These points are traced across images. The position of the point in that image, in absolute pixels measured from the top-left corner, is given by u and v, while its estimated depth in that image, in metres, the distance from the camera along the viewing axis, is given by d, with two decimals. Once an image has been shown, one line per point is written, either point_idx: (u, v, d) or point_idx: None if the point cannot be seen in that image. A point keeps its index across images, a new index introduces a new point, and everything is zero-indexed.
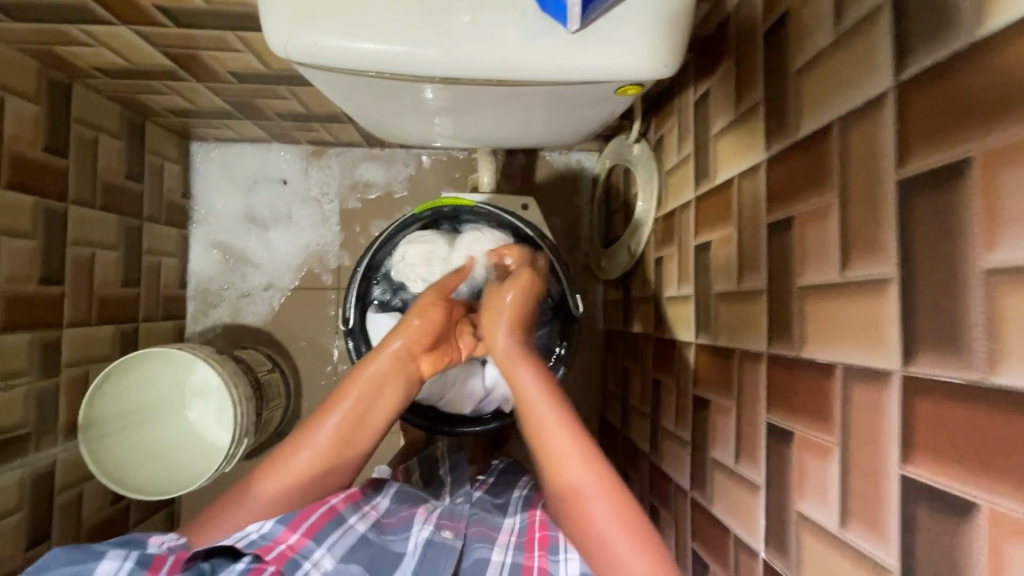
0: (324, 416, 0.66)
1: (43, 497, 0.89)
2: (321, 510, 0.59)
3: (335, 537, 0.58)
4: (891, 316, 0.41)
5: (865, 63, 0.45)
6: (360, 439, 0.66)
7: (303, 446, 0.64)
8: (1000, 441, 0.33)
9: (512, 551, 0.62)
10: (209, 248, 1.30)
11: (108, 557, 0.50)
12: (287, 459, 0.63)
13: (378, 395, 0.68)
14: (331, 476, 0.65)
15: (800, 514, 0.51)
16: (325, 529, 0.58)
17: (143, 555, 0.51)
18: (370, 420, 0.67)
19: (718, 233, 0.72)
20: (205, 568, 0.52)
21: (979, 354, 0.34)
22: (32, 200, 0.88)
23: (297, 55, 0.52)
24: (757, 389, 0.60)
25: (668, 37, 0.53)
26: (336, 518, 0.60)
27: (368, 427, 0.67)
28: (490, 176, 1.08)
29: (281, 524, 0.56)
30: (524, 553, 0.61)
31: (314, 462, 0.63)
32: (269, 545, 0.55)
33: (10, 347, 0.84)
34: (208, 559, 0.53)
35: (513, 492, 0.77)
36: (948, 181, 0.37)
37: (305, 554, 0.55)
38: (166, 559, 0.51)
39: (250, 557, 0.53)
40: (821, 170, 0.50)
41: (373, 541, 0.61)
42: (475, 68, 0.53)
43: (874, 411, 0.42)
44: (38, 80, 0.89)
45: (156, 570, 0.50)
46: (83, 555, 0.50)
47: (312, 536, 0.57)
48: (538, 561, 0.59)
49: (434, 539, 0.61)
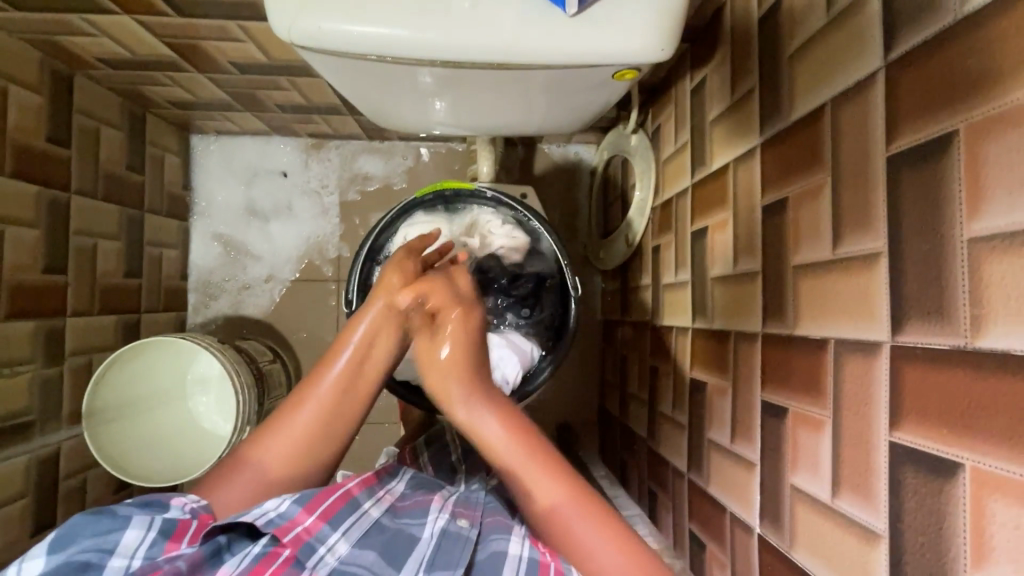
0: (319, 377, 0.61)
1: (48, 483, 0.90)
2: (336, 494, 0.55)
3: (349, 522, 0.53)
4: (881, 289, 0.42)
5: (855, 44, 0.47)
6: (359, 395, 0.62)
7: (303, 405, 0.59)
8: (984, 403, 0.34)
9: (532, 543, 0.53)
10: (209, 240, 1.31)
11: (131, 526, 0.48)
12: (288, 420, 0.59)
13: (369, 352, 0.62)
14: (339, 431, 0.60)
15: (794, 487, 0.53)
16: (340, 514, 0.53)
17: (167, 523, 0.49)
18: (366, 377, 0.62)
19: (714, 218, 0.74)
20: (223, 543, 0.49)
21: (963, 320, 0.36)
22: (36, 189, 0.89)
23: (300, 39, 0.53)
24: (753, 369, 0.61)
25: (664, 22, 0.54)
26: (351, 502, 0.55)
27: (365, 381, 0.62)
28: (489, 166, 1.09)
29: (298, 504, 0.52)
30: (543, 548, 0.53)
31: (317, 419, 0.59)
32: (285, 526, 0.50)
33: (14, 334, 0.85)
34: (226, 533, 0.50)
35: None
36: (934, 154, 0.38)
37: (320, 539, 0.51)
38: (190, 527, 0.50)
39: (267, 539, 0.50)
40: (814, 151, 0.51)
41: (387, 526, 0.56)
42: (475, 52, 0.54)
43: (864, 382, 0.44)
44: (40, 71, 0.90)
45: (179, 541, 0.48)
46: (107, 521, 0.48)
47: (327, 520, 0.52)
48: (560, 560, 0.51)
49: (449, 529, 0.55)
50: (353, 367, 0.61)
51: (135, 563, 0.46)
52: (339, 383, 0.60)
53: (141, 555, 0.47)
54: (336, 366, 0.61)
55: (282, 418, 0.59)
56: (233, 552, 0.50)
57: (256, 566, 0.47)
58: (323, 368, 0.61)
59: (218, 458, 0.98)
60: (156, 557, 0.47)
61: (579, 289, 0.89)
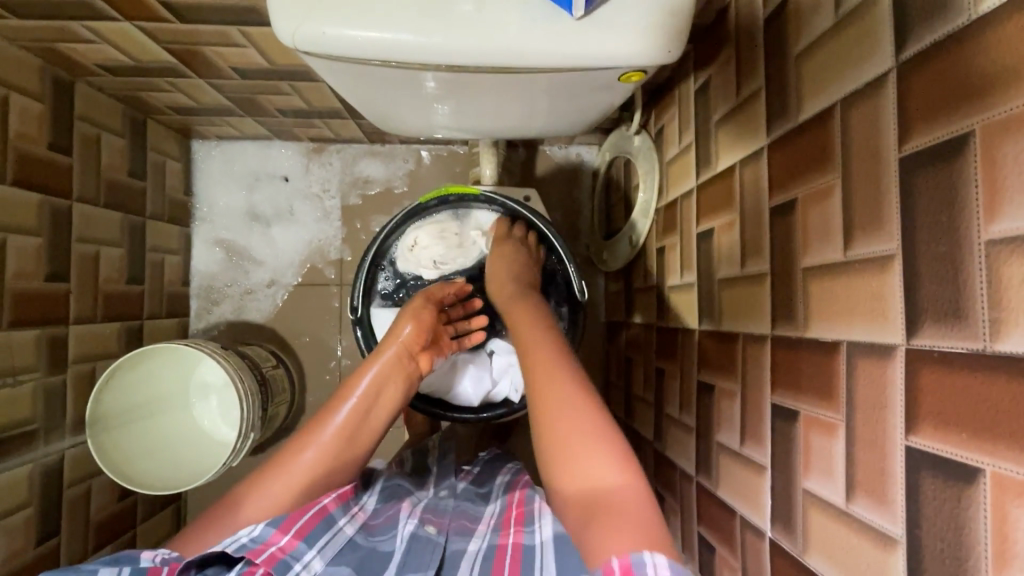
0: (325, 422, 0.66)
1: (52, 492, 0.90)
2: (310, 512, 0.58)
3: (324, 541, 0.57)
4: (894, 291, 0.42)
5: (865, 45, 0.46)
6: (360, 442, 0.67)
7: (308, 448, 0.63)
8: (1004, 408, 0.34)
9: (489, 535, 0.64)
10: (211, 245, 1.31)
11: None
12: (291, 462, 0.63)
13: (376, 399, 0.69)
14: (338, 477, 0.65)
15: (806, 491, 0.52)
16: (315, 532, 0.57)
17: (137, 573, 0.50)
18: (370, 424, 0.68)
19: (720, 220, 0.73)
20: None
21: (982, 323, 0.35)
22: (37, 197, 0.89)
23: (305, 45, 0.53)
24: (762, 372, 0.61)
25: (670, 23, 0.54)
26: (326, 519, 0.59)
27: (364, 432, 0.67)
28: (492, 169, 1.09)
29: (272, 525, 0.55)
30: (500, 533, 0.63)
31: (316, 465, 0.63)
32: (259, 548, 0.54)
33: (17, 343, 0.84)
34: (201, 570, 0.52)
35: (496, 479, 0.80)
36: (950, 155, 0.38)
37: (296, 556, 0.54)
38: None
39: (242, 562, 0.52)
40: (822, 153, 0.51)
41: (360, 544, 0.60)
42: (481, 56, 0.54)
43: (878, 385, 0.43)
44: (41, 78, 0.89)
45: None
46: None
47: (302, 539, 0.56)
48: (514, 537, 0.61)
49: (418, 534, 0.61)
50: (358, 414, 0.67)
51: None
52: (346, 423, 0.66)
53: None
54: (342, 413, 0.66)
55: (284, 460, 0.63)
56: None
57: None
58: (331, 411, 0.66)
59: (223, 465, 0.97)
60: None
61: (585, 290, 0.89)
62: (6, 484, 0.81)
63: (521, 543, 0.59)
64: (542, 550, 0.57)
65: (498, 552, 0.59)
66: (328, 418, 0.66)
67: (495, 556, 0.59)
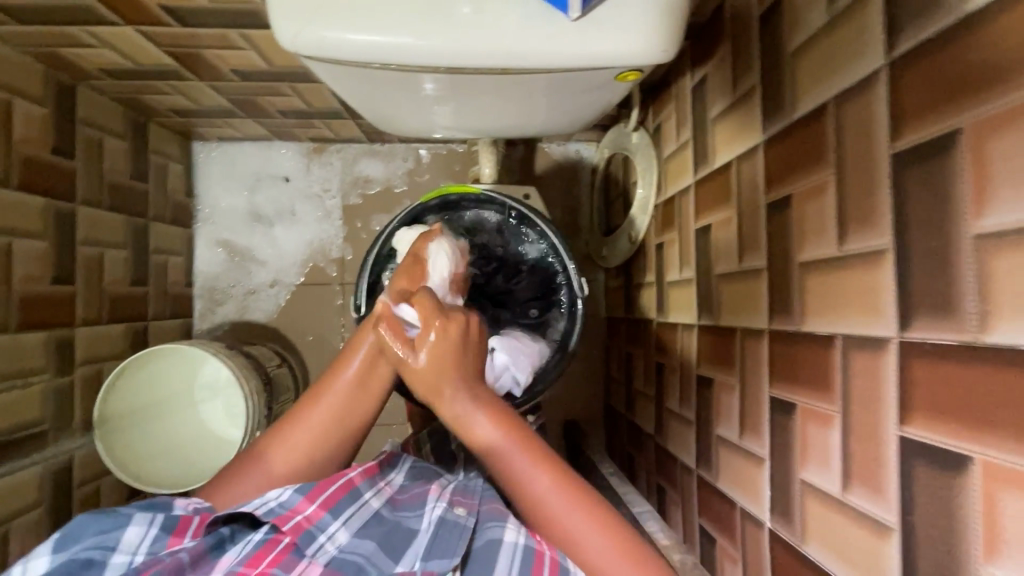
0: (335, 373, 0.65)
1: (62, 491, 0.91)
2: (336, 484, 0.59)
3: (350, 512, 0.59)
4: (887, 285, 0.43)
5: (858, 42, 0.47)
6: (372, 391, 0.65)
7: (316, 402, 0.64)
8: (992, 398, 0.35)
9: (528, 529, 0.57)
10: (214, 246, 1.32)
11: (133, 523, 0.54)
12: (304, 414, 0.64)
13: (374, 362, 0.65)
14: (352, 420, 0.65)
15: (804, 482, 0.53)
16: (340, 504, 0.58)
17: (168, 520, 0.55)
18: (379, 375, 0.66)
19: (717, 216, 0.74)
20: (225, 534, 0.56)
21: (971, 316, 0.36)
22: (42, 201, 0.90)
23: (306, 49, 0.54)
24: (760, 365, 0.62)
25: (666, 22, 0.55)
26: (352, 492, 0.60)
27: (376, 378, 0.65)
28: (491, 167, 1.10)
29: (299, 493, 0.57)
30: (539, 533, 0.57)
31: (329, 414, 0.64)
32: (286, 514, 0.56)
33: (26, 345, 0.86)
34: (228, 525, 0.56)
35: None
36: (940, 151, 0.38)
37: (321, 527, 0.56)
38: (190, 522, 0.56)
39: (268, 527, 0.56)
40: (817, 149, 0.52)
41: (385, 518, 0.61)
42: (480, 57, 0.54)
43: (873, 377, 0.44)
44: (43, 82, 0.90)
45: (181, 535, 0.54)
46: (110, 520, 0.54)
47: (327, 509, 0.57)
48: (552, 547, 0.55)
49: (446, 518, 0.59)
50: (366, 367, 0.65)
51: (138, 557, 0.52)
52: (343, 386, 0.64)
53: (143, 551, 0.53)
54: (344, 372, 0.65)
55: (298, 412, 0.64)
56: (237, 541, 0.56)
57: (258, 550, 0.54)
58: (339, 365, 0.65)
59: None
60: (158, 551, 0.53)
61: (583, 286, 0.90)
62: (17, 484, 0.82)
63: (558, 559, 0.54)
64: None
65: (534, 561, 0.54)
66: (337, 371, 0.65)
67: (532, 560, 0.54)
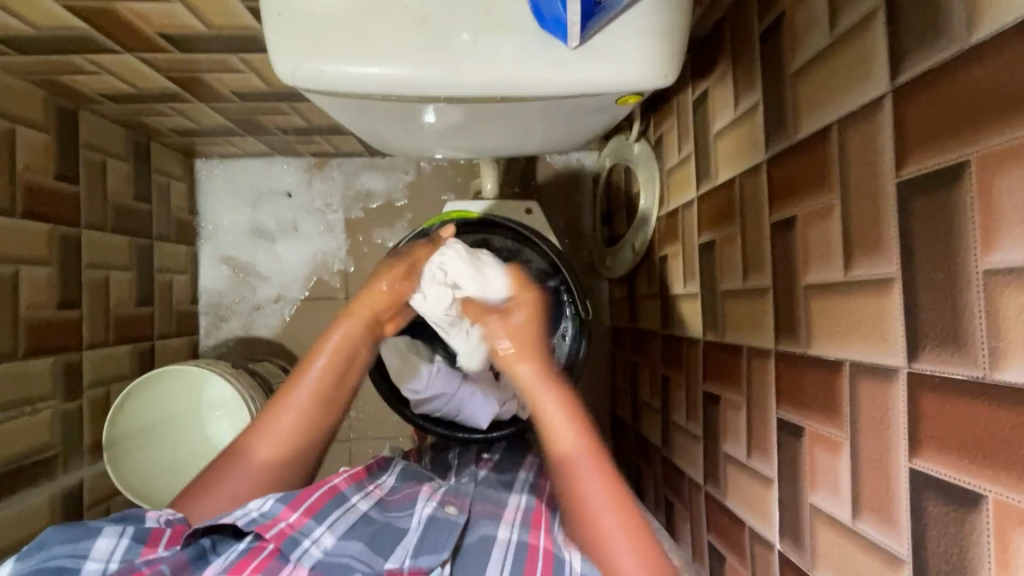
0: (297, 381, 0.68)
1: (73, 514, 0.92)
2: (322, 489, 0.61)
3: (335, 516, 0.60)
4: (894, 314, 0.42)
5: (861, 67, 0.46)
6: (339, 392, 0.70)
7: (280, 415, 0.67)
8: (1003, 436, 0.34)
9: (519, 529, 0.62)
10: (218, 263, 1.32)
11: (103, 535, 0.54)
12: (273, 422, 0.67)
13: (341, 365, 0.69)
14: (318, 429, 0.69)
15: (813, 507, 0.53)
16: (325, 509, 0.60)
17: (140, 531, 0.55)
18: (344, 381, 0.70)
19: (721, 231, 0.74)
20: (206, 545, 0.56)
21: (980, 351, 0.36)
22: (47, 227, 0.90)
23: (305, 82, 0.54)
24: (767, 385, 0.61)
25: (666, 48, 0.55)
26: (338, 497, 0.62)
27: (341, 383, 0.70)
28: (492, 181, 1.09)
29: (281, 502, 0.58)
30: (530, 532, 0.62)
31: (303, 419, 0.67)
32: (269, 523, 0.56)
33: (34, 372, 0.86)
34: (210, 536, 0.57)
35: (518, 471, 0.79)
36: (948, 182, 0.38)
37: (305, 532, 0.57)
38: (163, 533, 0.56)
39: (251, 535, 0.57)
40: (821, 173, 0.51)
41: (375, 519, 0.63)
42: (480, 84, 0.54)
43: (881, 407, 0.44)
44: (45, 108, 0.91)
45: (154, 545, 0.55)
46: (79, 531, 0.54)
47: (311, 515, 0.58)
48: (545, 542, 0.60)
49: (437, 515, 0.61)
50: (331, 374, 0.69)
51: (111, 566, 0.53)
52: (306, 392, 0.68)
53: (118, 558, 0.53)
54: (307, 381, 0.68)
55: (260, 427, 0.67)
56: (217, 553, 0.57)
57: (242, 559, 0.54)
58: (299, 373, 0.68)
59: None
60: (133, 559, 0.54)
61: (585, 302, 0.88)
62: (29, 509, 0.83)
63: (552, 550, 0.60)
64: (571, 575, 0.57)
65: (528, 553, 0.59)
66: (300, 379, 0.68)
67: (526, 557, 0.58)
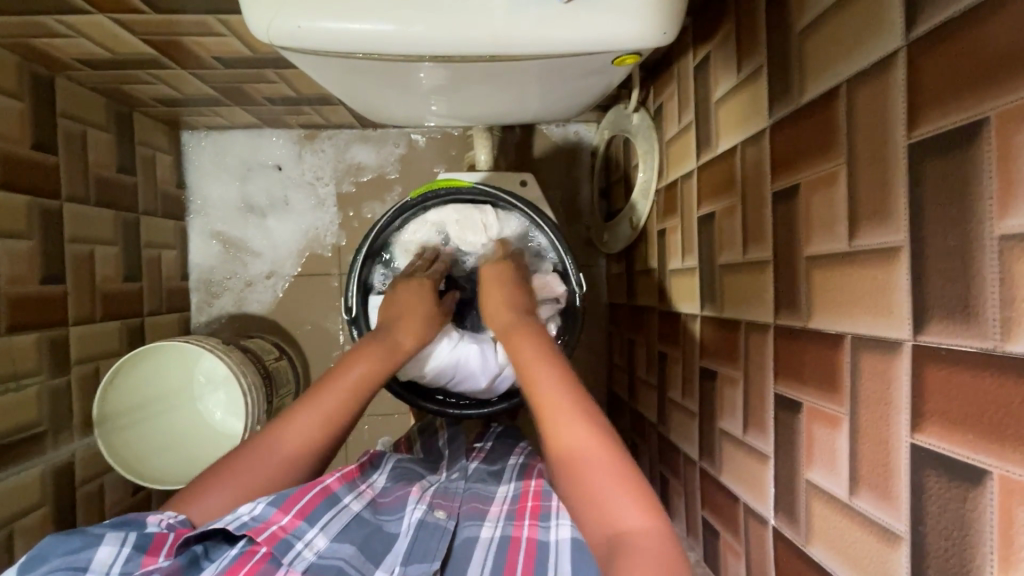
0: (347, 367, 0.69)
1: (65, 489, 0.91)
2: (312, 493, 0.58)
3: (328, 518, 0.58)
4: (901, 284, 0.40)
5: (874, 21, 0.43)
6: (374, 381, 0.69)
7: (321, 394, 0.65)
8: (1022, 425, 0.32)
9: (503, 523, 0.62)
10: (208, 238, 1.30)
11: (105, 543, 0.51)
12: (306, 407, 0.64)
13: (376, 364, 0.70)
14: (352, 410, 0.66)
15: (809, 483, 0.52)
16: (317, 511, 0.57)
17: (142, 538, 0.52)
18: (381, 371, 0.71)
19: (722, 202, 0.71)
20: (198, 552, 0.53)
21: (992, 323, 0.34)
22: (25, 199, 0.87)
23: (281, 38, 0.51)
24: (764, 360, 0.60)
25: (665, 3, 0.51)
26: (330, 498, 0.59)
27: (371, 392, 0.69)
28: (487, 153, 1.06)
29: (273, 504, 0.55)
30: (514, 523, 0.62)
31: (346, 401, 0.66)
32: (261, 526, 0.54)
33: (19, 348, 0.84)
34: (202, 542, 0.54)
35: (509, 459, 0.77)
36: (966, 141, 0.35)
37: (297, 535, 0.55)
38: (165, 539, 0.53)
39: (245, 540, 0.54)
40: (827, 138, 0.49)
41: (367, 520, 0.61)
42: (470, 41, 0.51)
43: (884, 380, 0.42)
44: (19, 74, 0.87)
45: (155, 554, 0.52)
46: (80, 540, 0.51)
47: (303, 518, 0.56)
48: (529, 531, 0.59)
49: (426, 520, 0.60)
50: (376, 372, 0.70)
51: None
52: (353, 375, 0.68)
53: (119, 568, 0.50)
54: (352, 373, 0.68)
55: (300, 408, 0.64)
56: (209, 559, 0.54)
57: (235, 563, 0.52)
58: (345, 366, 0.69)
59: None
60: (133, 570, 0.50)
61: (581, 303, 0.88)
62: (20, 485, 0.82)
63: (535, 538, 0.58)
64: (558, 550, 0.56)
65: (511, 546, 0.58)
66: (343, 370, 0.68)
67: (508, 547, 0.58)
